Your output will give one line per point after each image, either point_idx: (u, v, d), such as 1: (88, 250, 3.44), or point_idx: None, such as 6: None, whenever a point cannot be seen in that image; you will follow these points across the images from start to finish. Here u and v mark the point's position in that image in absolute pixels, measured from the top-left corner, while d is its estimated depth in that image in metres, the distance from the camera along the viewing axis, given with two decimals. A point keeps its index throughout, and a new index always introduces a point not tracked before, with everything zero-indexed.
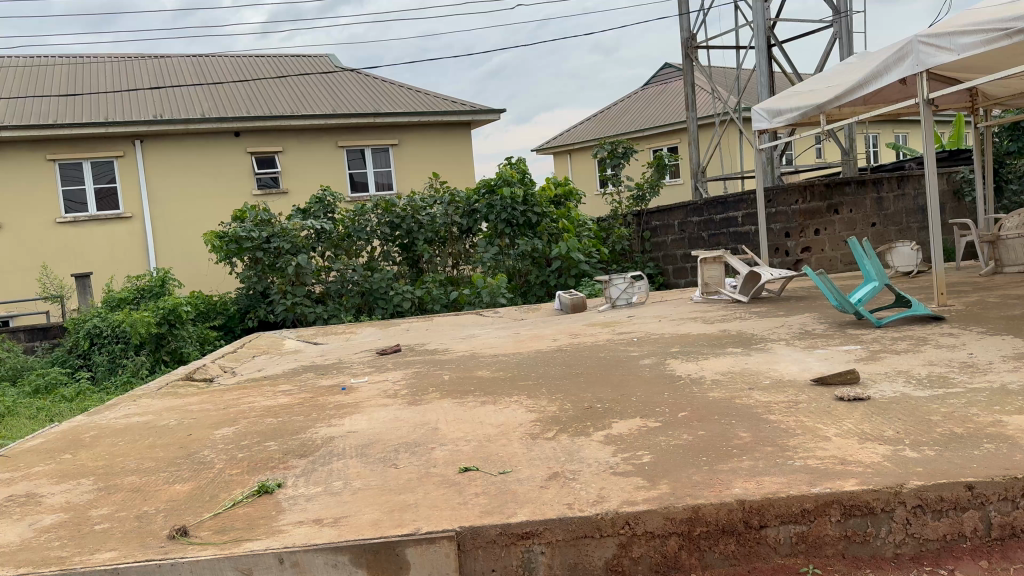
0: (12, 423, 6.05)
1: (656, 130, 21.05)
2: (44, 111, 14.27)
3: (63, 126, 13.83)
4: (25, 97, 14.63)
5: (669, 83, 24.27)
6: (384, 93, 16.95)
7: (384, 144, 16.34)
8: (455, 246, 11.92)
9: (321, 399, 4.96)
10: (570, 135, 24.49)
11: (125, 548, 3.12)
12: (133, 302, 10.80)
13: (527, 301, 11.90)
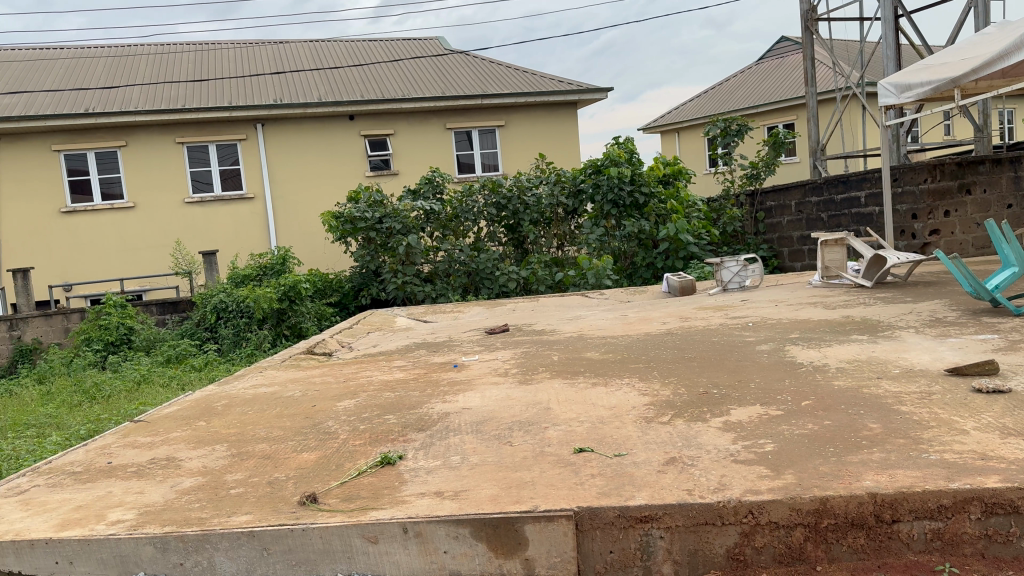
0: (149, 391, 6.47)
1: (771, 106, 20.40)
2: (174, 97, 15.03)
3: (190, 110, 14.54)
4: (157, 83, 15.45)
5: (786, 57, 23.39)
6: (491, 74, 17.01)
7: (491, 125, 16.39)
8: (560, 227, 11.94)
9: (433, 375, 5.06)
10: (678, 112, 24.00)
11: (259, 513, 3.27)
12: (256, 279, 11.32)
13: (632, 283, 11.74)
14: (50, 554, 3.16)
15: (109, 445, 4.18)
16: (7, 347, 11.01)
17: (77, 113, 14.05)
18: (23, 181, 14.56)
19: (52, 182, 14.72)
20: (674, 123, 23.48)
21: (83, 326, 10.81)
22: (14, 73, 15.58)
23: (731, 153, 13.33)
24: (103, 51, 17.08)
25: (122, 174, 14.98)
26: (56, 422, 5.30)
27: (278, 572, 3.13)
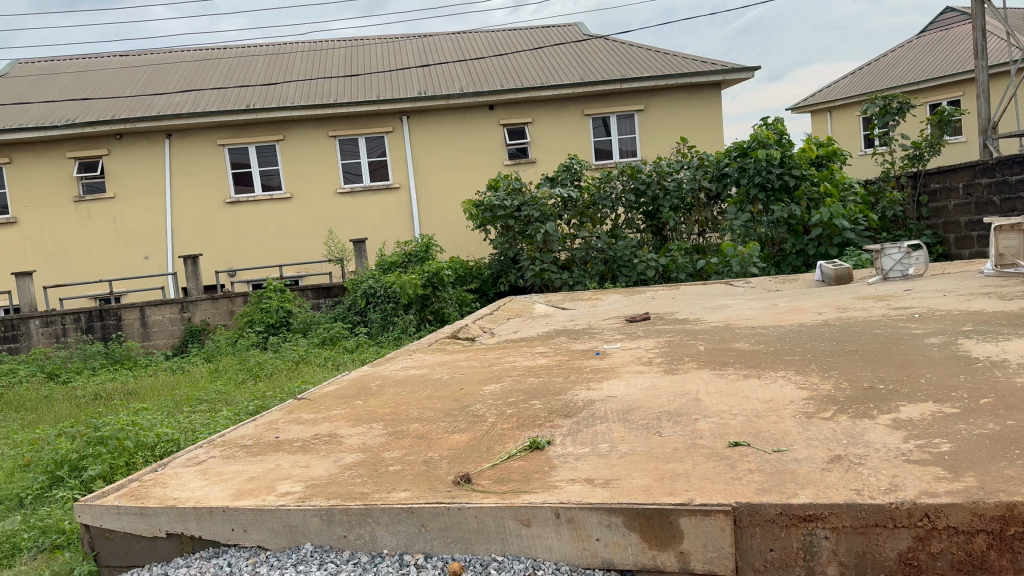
0: (307, 370, 6.86)
1: (934, 82, 19.07)
2: (327, 91, 15.73)
3: (340, 105, 15.12)
4: (313, 79, 16.24)
5: (952, 29, 21.72)
6: (631, 58, 16.69)
7: (631, 110, 16.09)
8: (701, 213, 11.69)
9: (577, 362, 5.06)
10: (830, 91, 22.85)
11: (416, 490, 3.38)
12: (402, 266, 11.71)
13: (780, 271, 11.22)
14: (229, 521, 3.37)
15: (275, 420, 4.45)
16: (179, 327, 11.82)
17: (240, 108, 14.83)
18: (191, 174, 15.56)
19: (218, 175, 15.64)
20: (825, 103, 22.35)
21: (247, 309, 11.52)
22: (182, 74, 16.78)
23: (891, 133, 12.52)
24: (259, 50, 18.09)
25: (279, 167, 15.76)
26: (226, 397, 5.71)
27: (435, 549, 3.22)
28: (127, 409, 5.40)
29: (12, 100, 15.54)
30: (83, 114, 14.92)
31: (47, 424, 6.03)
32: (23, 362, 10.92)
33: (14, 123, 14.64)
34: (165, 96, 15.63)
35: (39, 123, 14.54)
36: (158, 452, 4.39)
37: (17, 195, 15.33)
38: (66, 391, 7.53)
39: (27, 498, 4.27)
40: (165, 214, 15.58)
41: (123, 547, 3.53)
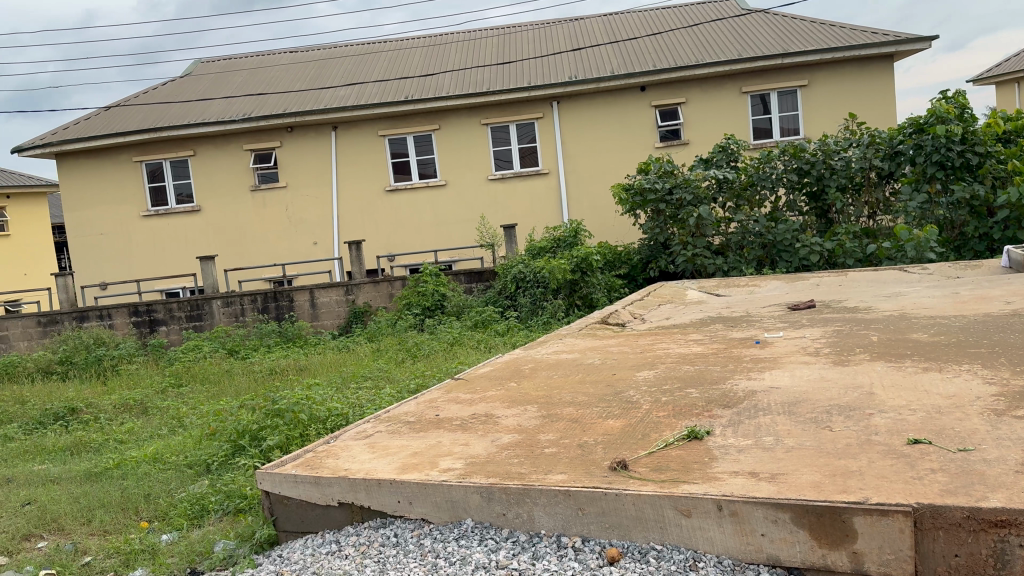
0: (461, 351, 7.10)
1: None
2: (479, 81, 15.32)
3: (493, 92, 14.55)
4: (468, 69, 15.95)
5: None
6: (795, 31, 15.21)
7: (793, 85, 14.50)
8: (872, 194, 10.95)
9: (735, 350, 4.90)
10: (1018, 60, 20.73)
11: (573, 474, 3.40)
12: (551, 251, 11.81)
13: (959, 257, 10.31)
14: (395, 493, 3.53)
15: (435, 399, 4.61)
16: (345, 309, 12.40)
17: (400, 101, 14.68)
18: (355, 165, 15.45)
19: (379, 166, 15.47)
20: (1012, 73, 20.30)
21: (405, 292, 11.98)
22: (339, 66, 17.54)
23: None
24: (416, 43, 18.31)
25: (435, 155, 15.41)
26: (388, 374, 6.04)
27: (592, 533, 3.22)
28: (300, 384, 5.79)
29: (197, 97, 16.32)
30: (257, 108, 15.26)
31: (228, 397, 6.57)
32: (206, 339, 11.82)
33: (192, 118, 15.15)
34: (332, 89, 15.84)
35: (220, 118, 14.91)
36: (329, 426, 4.67)
37: (202, 186, 15.66)
38: (245, 366, 8.16)
39: (214, 464, 4.67)
40: (331, 202, 15.55)
41: (300, 514, 3.75)
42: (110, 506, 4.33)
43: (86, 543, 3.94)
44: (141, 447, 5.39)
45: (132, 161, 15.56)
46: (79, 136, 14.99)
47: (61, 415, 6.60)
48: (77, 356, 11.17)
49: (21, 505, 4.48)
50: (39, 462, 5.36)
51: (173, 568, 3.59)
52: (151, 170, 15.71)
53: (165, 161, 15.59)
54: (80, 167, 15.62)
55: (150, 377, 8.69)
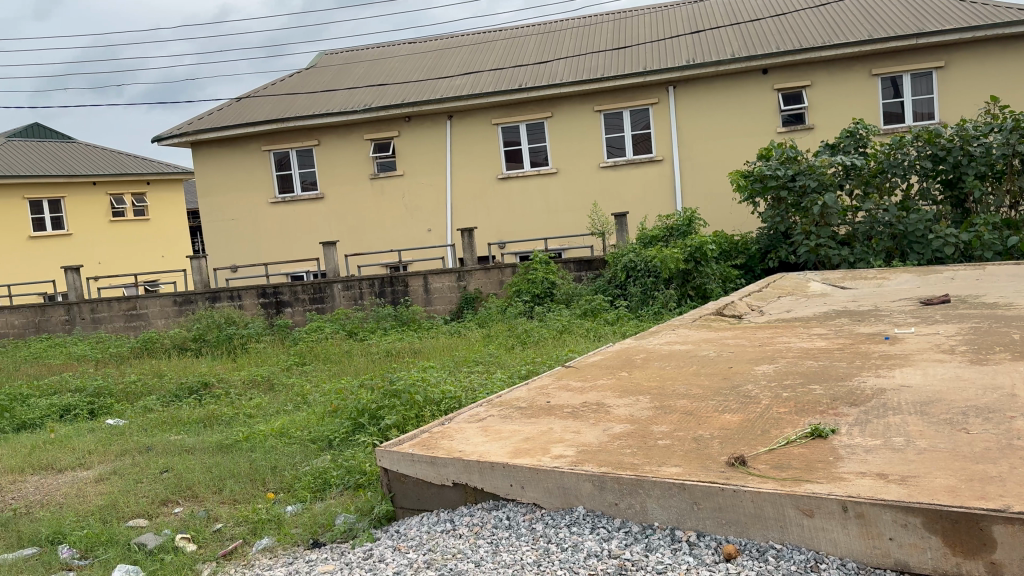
0: (571, 340, 7.10)
1: None
2: (595, 66, 14.62)
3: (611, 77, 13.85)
4: (583, 55, 15.12)
5: None
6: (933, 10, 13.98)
7: (928, 67, 13.26)
8: (1015, 183, 10.19)
9: (862, 347, 4.67)
10: None
11: (688, 467, 3.31)
12: (663, 240, 11.61)
13: None
14: (507, 476, 3.57)
15: (546, 385, 4.64)
16: (457, 294, 12.61)
17: (514, 88, 14.21)
18: (470, 153, 15.04)
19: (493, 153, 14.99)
20: None
21: (516, 279, 12.06)
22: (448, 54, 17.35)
23: None
24: (533, 31, 17.56)
25: (548, 143, 14.82)
26: (499, 360, 6.12)
27: (708, 529, 3.12)
28: (415, 367, 5.97)
29: (320, 87, 16.41)
30: (377, 99, 15.10)
31: (348, 376, 6.86)
32: (328, 321, 12.27)
33: (317, 109, 15.09)
34: (449, 79, 15.46)
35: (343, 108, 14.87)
36: (443, 408, 4.77)
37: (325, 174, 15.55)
38: (363, 348, 8.44)
39: (336, 440, 4.86)
40: (445, 190, 15.20)
41: (417, 492, 3.85)
42: (240, 476, 4.59)
43: (218, 511, 4.19)
44: (267, 421, 5.69)
45: (261, 150, 15.56)
46: (211, 126, 15.23)
47: (195, 389, 7.03)
48: (209, 334, 11.73)
49: (159, 472, 4.81)
50: (176, 432, 5.74)
51: (297, 539, 3.78)
52: (279, 159, 15.64)
53: (293, 150, 15.50)
54: (215, 158, 15.79)
55: (276, 355, 9.15)
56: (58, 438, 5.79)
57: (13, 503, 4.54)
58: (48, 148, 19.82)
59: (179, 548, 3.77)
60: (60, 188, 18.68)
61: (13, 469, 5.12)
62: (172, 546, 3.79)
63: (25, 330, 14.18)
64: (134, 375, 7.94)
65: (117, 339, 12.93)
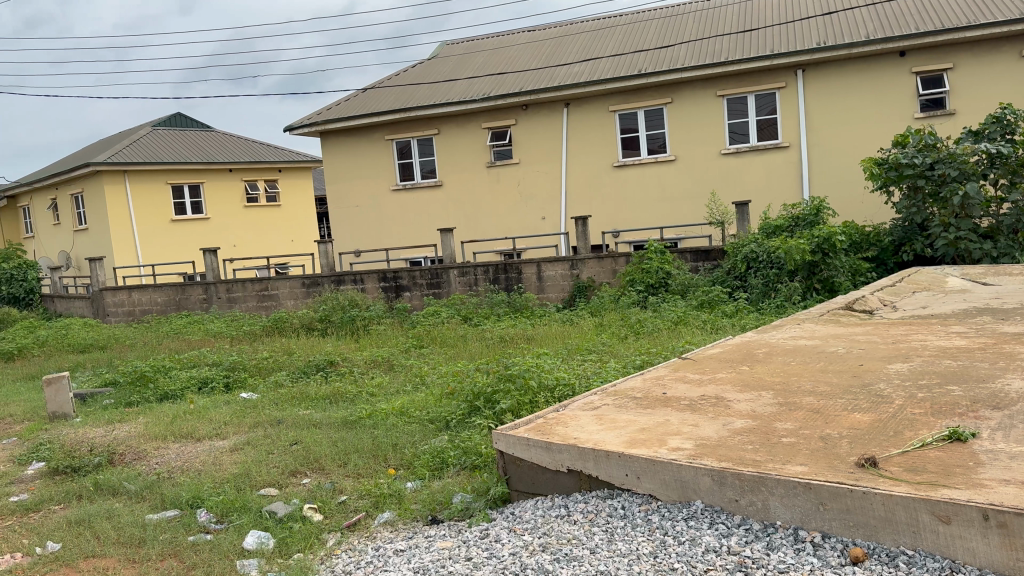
0: (687, 331, 6.97)
1: None
2: (718, 47, 13.38)
3: (733, 62, 12.62)
4: (707, 39, 13.83)
5: None
6: None
7: None
8: None
9: (1007, 347, 4.36)
10: None
11: (814, 466, 3.17)
12: (788, 230, 11.21)
13: None
14: (622, 466, 3.53)
15: (662, 376, 4.60)
16: (569, 283, 12.56)
17: (632, 74, 13.32)
18: (586, 140, 14.35)
19: (609, 140, 14.21)
20: None
21: (629, 268, 11.90)
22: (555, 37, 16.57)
23: None
24: (656, 14, 16.16)
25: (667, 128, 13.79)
26: (612, 349, 6.10)
27: (834, 531, 2.98)
28: (529, 352, 6.04)
29: (444, 77, 16.06)
30: (496, 87, 14.67)
31: (464, 359, 7.01)
32: (444, 305, 12.53)
33: (438, 97, 15.00)
34: (567, 66, 14.66)
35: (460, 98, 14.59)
36: (557, 395, 4.80)
37: (442, 162, 15.45)
38: (478, 333, 8.57)
39: (453, 421, 4.97)
40: (559, 177, 14.66)
41: (531, 476, 3.89)
42: (363, 451, 4.78)
43: (342, 483, 4.38)
44: (389, 400, 5.88)
45: (383, 139, 15.77)
46: (340, 116, 15.56)
47: (321, 366, 7.37)
48: (334, 315, 12.02)
49: (289, 444, 5.07)
50: (304, 407, 6.03)
51: (417, 515, 3.92)
52: (400, 147, 15.78)
53: (412, 139, 15.59)
54: (341, 147, 16.20)
55: (395, 338, 9.42)
56: (197, 409, 6.21)
57: (156, 468, 4.91)
58: (189, 137, 21.12)
59: (307, 517, 3.98)
60: (198, 175, 19.88)
61: (157, 436, 5.52)
62: (300, 515, 4.01)
63: (167, 307, 15.20)
64: (265, 352, 8.39)
65: (251, 317, 13.70)
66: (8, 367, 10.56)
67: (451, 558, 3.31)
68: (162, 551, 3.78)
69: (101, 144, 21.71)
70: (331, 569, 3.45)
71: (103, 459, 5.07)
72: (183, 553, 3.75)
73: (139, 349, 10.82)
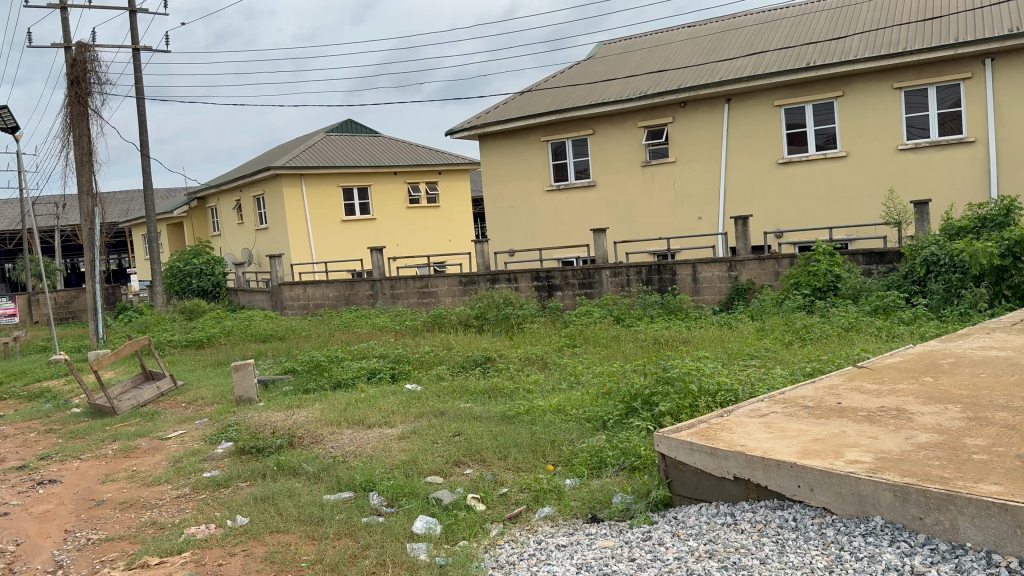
0: (859, 338, 6.62)
1: None
2: (895, 36, 12.55)
3: (912, 52, 11.82)
4: (883, 28, 12.93)
5: None
6: None
7: None
8: None
9: None
10: None
11: (1011, 486, 2.93)
12: (973, 232, 10.37)
13: None
14: (794, 477, 3.41)
15: (836, 385, 4.42)
16: (727, 285, 12.17)
17: (799, 67, 12.76)
18: (746, 138, 13.90)
19: (772, 137, 13.67)
20: None
21: (794, 270, 11.40)
22: (712, 31, 16.18)
23: None
24: (827, 2, 15.18)
25: (836, 124, 13.09)
26: (777, 355, 5.92)
27: None
28: (688, 355, 5.97)
29: (601, 77, 16.05)
30: (653, 85, 14.51)
31: (619, 360, 7.02)
32: (597, 306, 12.56)
33: (595, 97, 15.03)
34: (728, 61, 14.21)
35: (618, 98, 14.54)
36: (719, 400, 4.75)
37: (599, 162, 15.48)
38: (632, 334, 8.52)
39: (610, 421, 4.99)
40: (718, 176, 14.27)
41: (695, 482, 3.84)
42: (523, 446, 4.89)
43: (504, 476, 4.51)
44: (546, 397, 5.98)
45: (539, 141, 16.01)
46: (497, 119, 15.99)
47: (479, 361, 7.61)
48: (490, 312, 12.34)
49: (452, 435, 5.27)
50: (465, 400, 6.25)
51: (577, 512, 3.97)
52: (554, 148, 15.98)
53: (568, 140, 15.73)
54: (497, 149, 16.66)
55: (550, 336, 9.52)
56: (368, 397, 6.59)
57: (331, 451, 5.25)
58: (358, 142, 22.31)
59: (471, 506, 4.12)
60: (367, 178, 20.98)
61: (333, 421, 5.90)
62: (465, 504, 4.17)
63: (337, 301, 16.25)
64: (426, 346, 8.74)
65: (412, 312, 14.33)
66: (199, 353, 11.64)
67: (614, 558, 3.32)
68: (338, 531, 4.04)
69: (277, 150, 23.41)
70: (495, 558, 3.56)
71: (284, 441, 5.48)
72: (357, 533, 3.99)
73: (313, 340, 11.58)
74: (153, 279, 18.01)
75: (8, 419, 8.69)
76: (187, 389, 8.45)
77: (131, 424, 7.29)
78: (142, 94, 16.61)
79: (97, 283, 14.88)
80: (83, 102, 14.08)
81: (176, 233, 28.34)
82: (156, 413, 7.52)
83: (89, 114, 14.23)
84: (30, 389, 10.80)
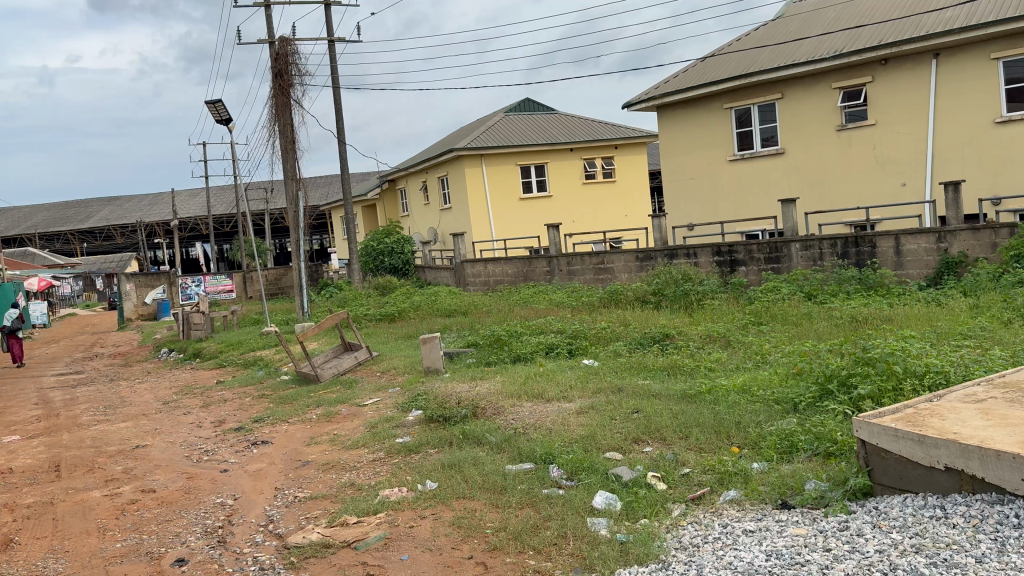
0: None
1: None
2: None
3: None
4: None
5: None
6: None
7: None
8: None
9: None
10: None
11: None
12: None
13: None
14: (1018, 470, 3.04)
15: None
16: (935, 258, 11.06)
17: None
18: (959, 94, 12.49)
19: (991, 92, 12.17)
20: None
21: (1015, 241, 10.12)
22: None
23: None
24: None
25: None
26: (996, 335, 5.32)
27: None
28: (891, 335, 5.50)
29: (789, 37, 15.09)
30: (848, 43, 13.44)
31: (811, 339, 6.61)
32: (785, 281, 11.92)
33: (782, 60, 14.17)
34: (938, 11, 12.83)
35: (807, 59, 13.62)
36: (927, 383, 4.35)
37: (788, 128, 14.61)
38: (824, 311, 8.01)
39: (802, 404, 4.72)
40: (926, 139, 12.96)
41: (898, 470, 3.53)
42: (705, 426, 4.74)
43: (685, 456, 4.40)
44: (730, 376, 5.78)
45: (722, 109, 15.38)
46: (677, 88, 15.54)
47: (657, 338, 7.48)
48: (668, 288, 12.09)
49: (631, 411, 5.23)
50: (644, 376, 6.18)
51: (766, 497, 3.80)
52: (738, 116, 15.27)
53: (753, 106, 14.97)
54: (678, 119, 16.21)
55: (732, 313, 9.18)
56: (547, 371, 6.70)
57: (513, 423, 5.39)
58: (537, 120, 22.57)
59: (651, 485, 4.07)
60: (544, 155, 21.21)
61: (513, 394, 6.05)
62: (645, 482, 4.12)
63: (516, 278, 16.63)
64: (604, 322, 8.73)
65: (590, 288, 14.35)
66: (391, 327, 12.40)
67: (807, 547, 3.14)
68: (521, 501, 4.13)
69: (460, 132, 24.25)
70: (678, 539, 3.50)
71: (469, 412, 5.71)
72: (538, 504, 4.06)
73: (494, 315, 11.95)
74: (350, 258, 19.35)
75: (231, 384, 9.73)
76: (382, 359, 9.04)
77: (332, 391, 7.91)
78: (337, 83, 17.78)
79: (301, 261, 16.22)
80: (286, 93, 15.31)
81: (370, 215, 30.28)
82: (354, 381, 8.11)
83: (291, 104, 15.45)
84: (247, 357, 12.02)
